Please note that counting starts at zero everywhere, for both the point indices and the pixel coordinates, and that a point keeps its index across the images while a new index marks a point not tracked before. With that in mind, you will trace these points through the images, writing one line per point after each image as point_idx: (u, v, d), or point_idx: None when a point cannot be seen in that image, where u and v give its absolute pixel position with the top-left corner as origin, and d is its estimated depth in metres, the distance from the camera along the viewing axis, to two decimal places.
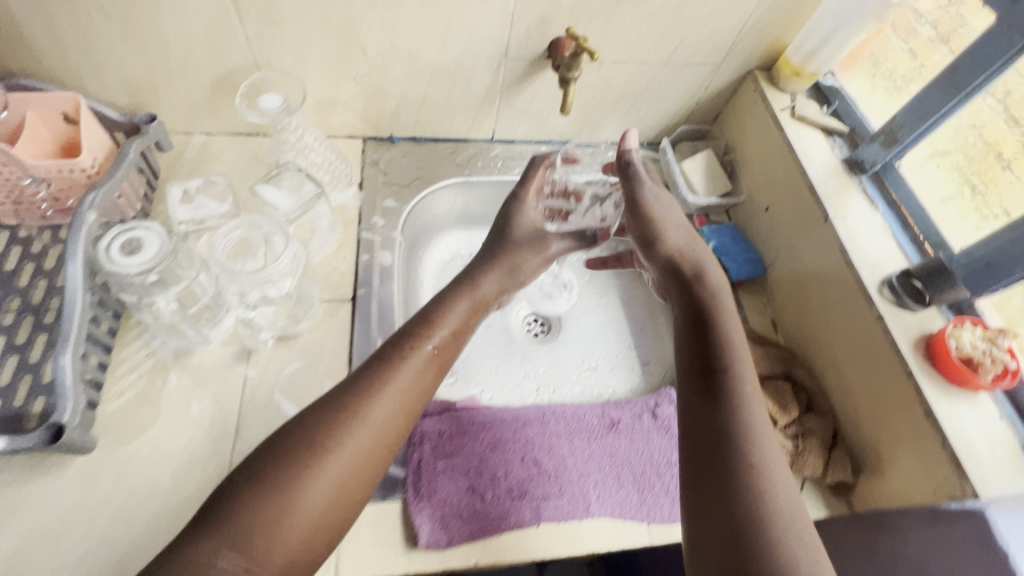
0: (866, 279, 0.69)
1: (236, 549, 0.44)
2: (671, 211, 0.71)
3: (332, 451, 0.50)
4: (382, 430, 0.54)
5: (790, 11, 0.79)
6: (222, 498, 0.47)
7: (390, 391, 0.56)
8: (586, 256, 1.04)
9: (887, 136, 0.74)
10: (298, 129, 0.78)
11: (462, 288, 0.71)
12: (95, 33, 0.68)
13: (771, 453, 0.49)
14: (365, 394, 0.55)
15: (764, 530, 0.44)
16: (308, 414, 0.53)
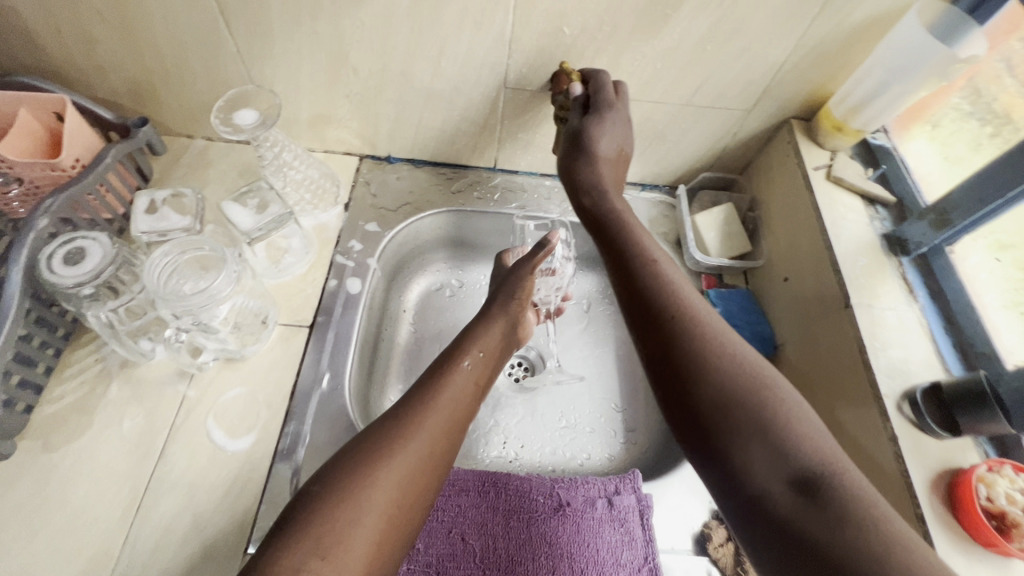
0: (884, 386, 0.57)
1: (321, 554, 0.43)
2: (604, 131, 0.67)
3: (396, 454, 0.51)
4: (437, 434, 0.55)
5: (838, 58, 0.68)
6: (294, 512, 0.47)
7: (440, 402, 0.57)
8: (586, 305, 0.97)
9: (937, 216, 0.62)
10: (275, 144, 0.74)
11: (486, 323, 0.71)
12: (91, 37, 0.69)
13: (736, 361, 0.50)
14: (417, 409, 0.56)
15: (762, 438, 0.45)
16: (367, 432, 0.53)
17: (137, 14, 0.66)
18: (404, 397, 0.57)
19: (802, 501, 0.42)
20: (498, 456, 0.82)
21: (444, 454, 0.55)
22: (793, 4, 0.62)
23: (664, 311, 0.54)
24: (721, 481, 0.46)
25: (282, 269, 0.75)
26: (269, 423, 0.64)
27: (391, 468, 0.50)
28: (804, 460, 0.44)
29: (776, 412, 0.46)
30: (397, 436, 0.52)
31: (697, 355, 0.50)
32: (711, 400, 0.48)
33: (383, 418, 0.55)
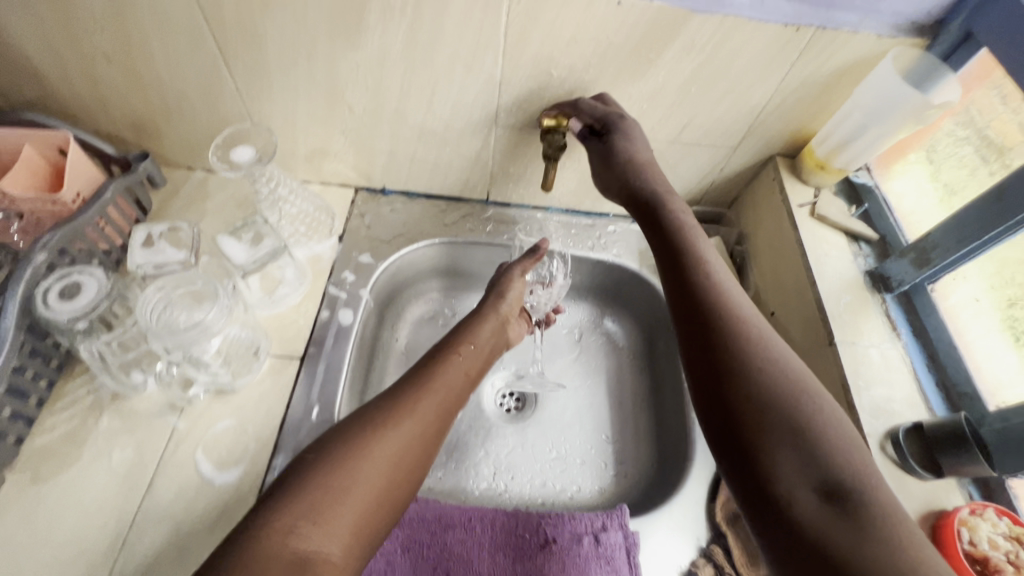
0: (867, 426, 0.57)
1: (312, 518, 0.48)
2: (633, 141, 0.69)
3: (389, 433, 0.57)
4: (426, 417, 0.61)
5: (819, 99, 0.70)
6: (290, 478, 0.52)
7: (432, 392, 0.63)
8: (579, 334, 0.97)
9: (918, 255, 0.63)
10: (273, 180, 0.79)
11: (480, 319, 0.76)
12: (96, 76, 0.71)
13: (783, 368, 0.51)
14: (410, 395, 0.62)
15: (796, 442, 0.46)
16: (361, 412, 0.59)
17: (142, 54, 0.68)
18: (400, 385, 0.64)
19: (831, 506, 0.43)
20: (487, 489, 0.82)
21: (433, 438, 0.60)
22: (773, 50, 0.64)
23: (715, 313, 0.56)
24: (748, 477, 0.47)
25: (275, 300, 0.76)
26: (257, 456, 0.65)
27: (383, 446, 0.56)
28: (837, 470, 0.45)
29: (816, 419, 0.48)
30: (389, 418, 0.58)
31: (746, 356, 0.52)
32: (753, 398, 0.49)
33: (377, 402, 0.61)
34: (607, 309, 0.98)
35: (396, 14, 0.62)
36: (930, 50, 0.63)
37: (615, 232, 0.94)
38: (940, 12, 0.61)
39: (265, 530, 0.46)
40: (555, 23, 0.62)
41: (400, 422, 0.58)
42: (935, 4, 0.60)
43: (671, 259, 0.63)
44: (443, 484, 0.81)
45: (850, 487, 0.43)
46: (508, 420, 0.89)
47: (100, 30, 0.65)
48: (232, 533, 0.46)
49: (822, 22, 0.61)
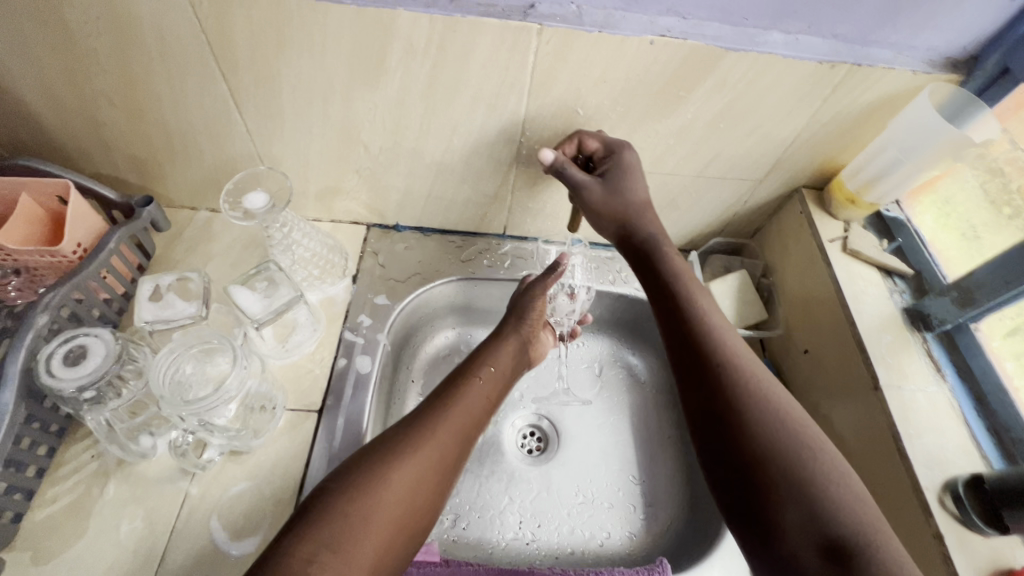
0: (923, 477, 0.55)
1: (333, 549, 0.48)
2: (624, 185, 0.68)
3: (408, 458, 0.56)
4: (446, 443, 0.59)
5: (849, 134, 0.68)
6: (313, 507, 0.52)
7: (454, 414, 0.62)
8: (600, 367, 0.94)
9: (961, 294, 0.61)
10: (286, 225, 0.73)
11: (502, 340, 0.74)
12: (98, 118, 0.67)
13: (781, 426, 0.54)
14: (432, 418, 0.61)
15: (799, 497, 0.50)
16: (382, 436, 0.59)
17: (147, 98, 0.65)
18: (424, 407, 0.63)
19: (833, 566, 0.46)
20: (514, 539, 0.78)
21: (453, 464, 0.59)
22: (807, 86, 0.62)
23: (712, 367, 0.59)
24: (755, 532, 0.51)
25: (290, 349, 0.72)
26: (277, 523, 0.60)
27: (400, 473, 0.55)
28: (841, 527, 0.48)
29: (817, 474, 0.51)
30: (409, 442, 0.57)
31: (747, 416, 0.55)
32: (753, 456, 0.53)
33: (398, 428, 0.60)
34: (627, 341, 0.95)
35: (419, 55, 0.60)
36: (964, 86, 0.62)
37: None
38: (976, 47, 0.60)
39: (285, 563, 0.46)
40: (584, 62, 0.60)
41: (420, 446, 0.57)
42: (971, 40, 0.59)
43: (670, 314, 0.65)
44: (468, 535, 0.78)
45: (853, 546, 0.47)
46: (532, 463, 0.85)
47: (103, 74, 0.62)
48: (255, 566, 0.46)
49: (857, 60, 0.60)
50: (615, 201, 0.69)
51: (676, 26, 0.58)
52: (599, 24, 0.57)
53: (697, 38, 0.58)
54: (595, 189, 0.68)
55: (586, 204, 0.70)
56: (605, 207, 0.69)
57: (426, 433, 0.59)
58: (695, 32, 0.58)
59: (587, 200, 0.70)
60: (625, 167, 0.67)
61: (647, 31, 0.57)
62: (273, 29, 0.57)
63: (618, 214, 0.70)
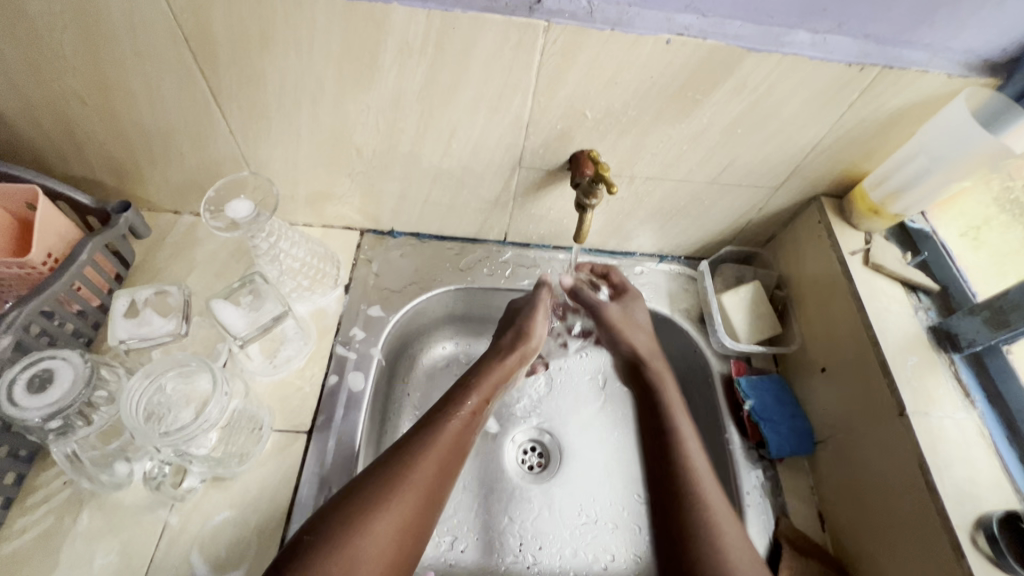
0: (954, 515, 0.52)
1: None
2: (637, 322, 0.75)
3: (379, 517, 0.51)
4: (428, 484, 0.55)
5: (874, 139, 0.64)
6: (290, 560, 0.48)
7: (428, 460, 0.56)
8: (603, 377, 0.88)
9: (994, 314, 0.57)
10: (272, 234, 0.68)
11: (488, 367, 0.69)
12: (70, 117, 0.62)
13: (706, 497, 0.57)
14: (404, 466, 0.55)
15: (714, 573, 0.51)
16: (352, 486, 0.54)
17: (120, 97, 0.60)
18: (393, 447, 0.57)
19: None
20: (515, 562, 0.74)
21: (428, 514, 0.55)
22: (833, 89, 0.58)
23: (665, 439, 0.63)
24: None
25: (278, 365, 0.68)
26: (262, 555, 0.56)
27: (372, 535, 0.50)
28: None
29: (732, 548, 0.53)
30: (380, 497, 0.52)
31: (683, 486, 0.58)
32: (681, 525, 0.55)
33: (375, 468, 0.55)
34: None
35: (414, 54, 0.55)
36: (1003, 90, 0.57)
37: (643, 273, 0.85)
38: (1017, 50, 0.55)
39: None
40: (594, 63, 0.55)
41: (390, 501, 0.52)
42: (1012, 42, 0.55)
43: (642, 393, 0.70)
44: (466, 559, 0.73)
45: None
46: (532, 481, 0.81)
47: (71, 71, 0.57)
48: None
49: (889, 62, 0.55)
50: (630, 322, 0.75)
51: (695, 24, 0.53)
52: (611, 22, 0.52)
53: (717, 37, 0.53)
54: (614, 309, 0.76)
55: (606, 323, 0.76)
56: (617, 328, 0.75)
57: (397, 484, 0.53)
58: (715, 32, 0.53)
59: (604, 317, 0.76)
60: (635, 303, 0.77)
61: (663, 30, 0.52)
62: (256, 28, 0.53)
63: (625, 335, 0.74)
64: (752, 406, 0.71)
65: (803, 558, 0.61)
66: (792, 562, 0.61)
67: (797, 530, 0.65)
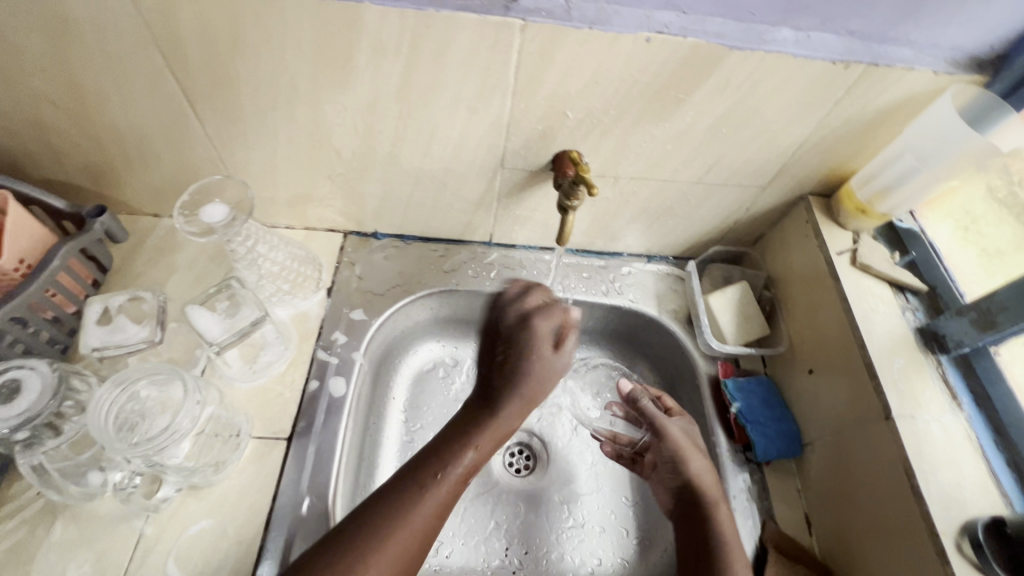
0: (940, 521, 0.51)
1: None
2: (695, 453, 0.65)
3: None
4: (414, 540, 0.48)
5: (861, 138, 0.63)
6: None
7: (415, 516, 0.49)
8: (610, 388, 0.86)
9: (981, 316, 0.57)
10: (249, 237, 0.67)
11: (494, 409, 0.55)
12: (41, 120, 0.61)
13: None
14: (385, 520, 0.48)
15: None
16: (325, 541, 0.47)
17: (91, 99, 0.59)
18: (377, 495, 0.50)
19: None
20: (500, 567, 0.73)
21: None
22: (817, 88, 0.57)
23: None
24: None
25: (257, 370, 0.67)
26: (239, 565, 0.56)
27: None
28: None
29: None
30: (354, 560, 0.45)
31: None
32: None
33: (363, 512, 0.49)
34: (623, 354, 0.87)
35: (390, 54, 0.54)
36: (990, 88, 0.56)
37: (631, 274, 0.83)
38: (1004, 46, 0.54)
39: None
40: (573, 62, 0.54)
41: (367, 564, 0.46)
42: (999, 38, 0.54)
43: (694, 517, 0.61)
44: (451, 564, 0.72)
45: None
46: (519, 485, 0.80)
47: (40, 73, 0.56)
48: None
49: (873, 59, 0.54)
50: (692, 445, 0.65)
51: (675, 22, 0.52)
52: (590, 20, 0.51)
53: (698, 34, 0.52)
54: (676, 428, 0.67)
55: (664, 438, 0.67)
56: (678, 451, 0.65)
57: (374, 547, 0.46)
58: (695, 29, 0.52)
59: (665, 433, 0.67)
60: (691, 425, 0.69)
61: (643, 28, 0.51)
62: (226, 28, 0.52)
63: (685, 457, 0.64)
64: (740, 408, 0.70)
65: (789, 561, 0.61)
66: (776, 566, 0.60)
67: (784, 533, 0.64)
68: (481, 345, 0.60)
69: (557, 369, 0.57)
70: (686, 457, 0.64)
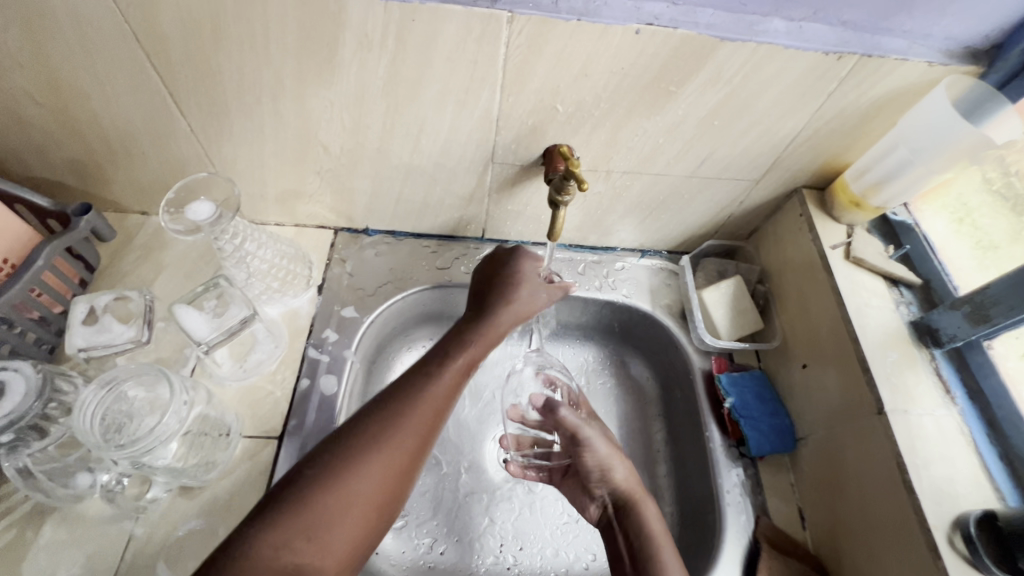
0: (932, 515, 0.51)
1: (308, 535, 0.43)
2: (609, 461, 0.65)
3: (366, 463, 0.46)
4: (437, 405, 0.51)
5: (855, 130, 0.62)
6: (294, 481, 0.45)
7: (422, 402, 0.50)
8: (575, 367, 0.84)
9: (975, 309, 0.56)
10: (237, 235, 0.66)
11: (480, 324, 0.58)
12: (21, 117, 0.60)
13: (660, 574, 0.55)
14: (397, 408, 0.50)
15: None
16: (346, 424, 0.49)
17: (72, 95, 0.58)
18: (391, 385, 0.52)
19: None
20: (494, 564, 0.72)
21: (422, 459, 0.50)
22: (810, 80, 0.56)
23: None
24: None
25: (248, 369, 0.67)
26: None
27: (360, 481, 0.46)
28: None
29: None
30: (377, 431, 0.48)
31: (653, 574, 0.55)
32: None
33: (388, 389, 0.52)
34: (617, 349, 0.85)
35: (374, 47, 0.53)
36: (985, 79, 0.56)
37: (624, 268, 0.83)
38: (999, 36, 0.54)
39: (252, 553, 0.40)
40: (561, 54, 0.53)
41: (388, 442, 0.48)
42: (994, 28, 0.53)
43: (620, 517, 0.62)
44: (446, 561, 0.72)
45: None
46: (513, 481, 0.79)
47: (18, 69, 0.54)
48: (226, 550, 0.41)
49: (867, 50, 0.53)
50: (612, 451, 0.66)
51: (665, 13, 0.51)
52: (577, 12, 0.50)
53: (688, 26, 0.51)
54: (597, 445, 0.66)
55: (586, 450, 0.67)
56: (602, 459, 0.65)
57: (389, 430, 0.48)
58: (686, 21, 0.51)
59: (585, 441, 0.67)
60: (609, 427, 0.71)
61: (632, 19, 0.50)
62: (206, 21, 0.50)
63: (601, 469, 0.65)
64: (733, 403, 0.70)
65: (783, 556, 0.61)
66: (770, 562, 0.60)
67: (777, 528, 0.64)
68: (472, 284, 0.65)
69: (526, 300, 0.61)
70: (607, 465, 0.65)
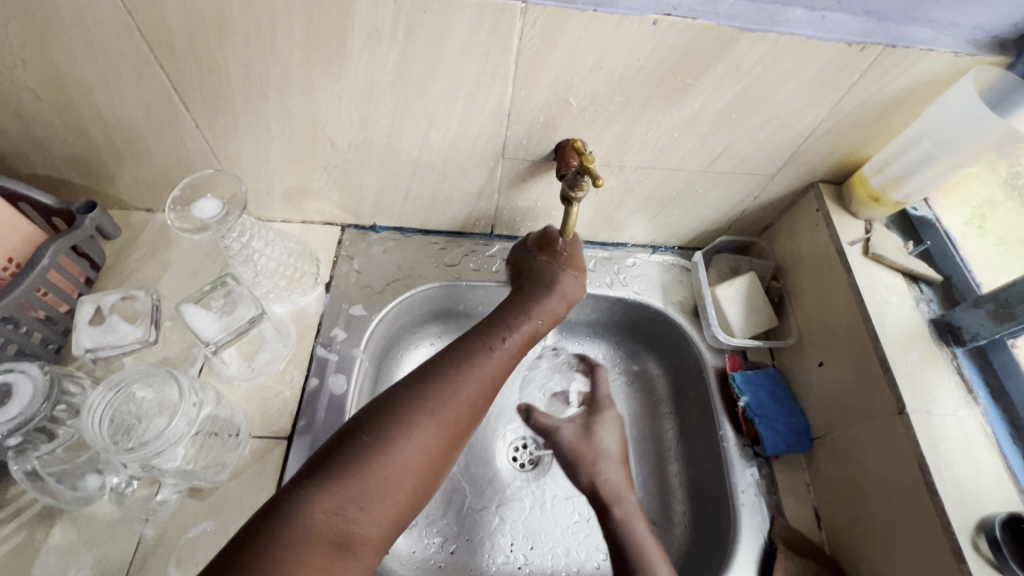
0: (955, 518, 0.50)
1: (360, 503, 0.42)
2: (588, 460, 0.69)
3: (423, 432, 0.47)
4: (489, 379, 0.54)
5: (876, 123, 0.61)
6: (348, 447, 0.45)
7: (475, 375, 0.53)
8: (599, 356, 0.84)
9: (999, 307, 0.55)
10: (244, 233, 0.64)
11: (511, 313, 0.62)
12: (24, 113, 0.59)
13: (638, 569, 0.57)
14: (450, 381, 0.51)
15: None
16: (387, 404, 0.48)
17: (76, 90, 0.57)
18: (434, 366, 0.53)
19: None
20: (505, 563, 0.72)
21: (463, 436, 0.50)
22: (832, 71, 0.54)
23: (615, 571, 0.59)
24: None
25: (256, 369, 0.66)
26: None
27: (415, 449, 0.46)
28: None
29: None
30: (433, 401, 0.49)
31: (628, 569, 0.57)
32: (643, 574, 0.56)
33: (440, 363, 0.53)
34: (628, 346, 0.84)
35: (385, 39, 0.51)
36: (1014, 68, 0.54)
37: (635, 265, 0.82)
38: None
39: (307, 516, 0.40)
40: (576, 46, 0.52)
41: (438, 415, 0.48)
42: None
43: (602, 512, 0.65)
44: (456, 560, 0.71)
45: None
46: (523, 479, 0.78)
47: (20, 64, 0.53)
48: (277, 514, 0.40)
49: (892, 40, 0.51)
50: (586, 446, 0.71)
51: (684, 2, 0.49)
52: (594, 2, 0.49)
53: (708, 16, 0.49)
54: (570, 439, 0.72)
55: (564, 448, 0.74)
56: (573, 453, 0.71)
57: (445, 400, 0.50)
58: (705, 10, 0.49)
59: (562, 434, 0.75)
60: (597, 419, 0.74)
61: (650, 10, 0.49)
62: (213, 14, 0.49)
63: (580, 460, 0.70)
64: (747, 402, 0.69)
65: (799, 557, 0.60)
66: (787, 563, 0.59)
67: (793, 528, 0.63)
68: (517, 278, 0.70)
69: (572, 288, 0.66)
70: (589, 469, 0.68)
